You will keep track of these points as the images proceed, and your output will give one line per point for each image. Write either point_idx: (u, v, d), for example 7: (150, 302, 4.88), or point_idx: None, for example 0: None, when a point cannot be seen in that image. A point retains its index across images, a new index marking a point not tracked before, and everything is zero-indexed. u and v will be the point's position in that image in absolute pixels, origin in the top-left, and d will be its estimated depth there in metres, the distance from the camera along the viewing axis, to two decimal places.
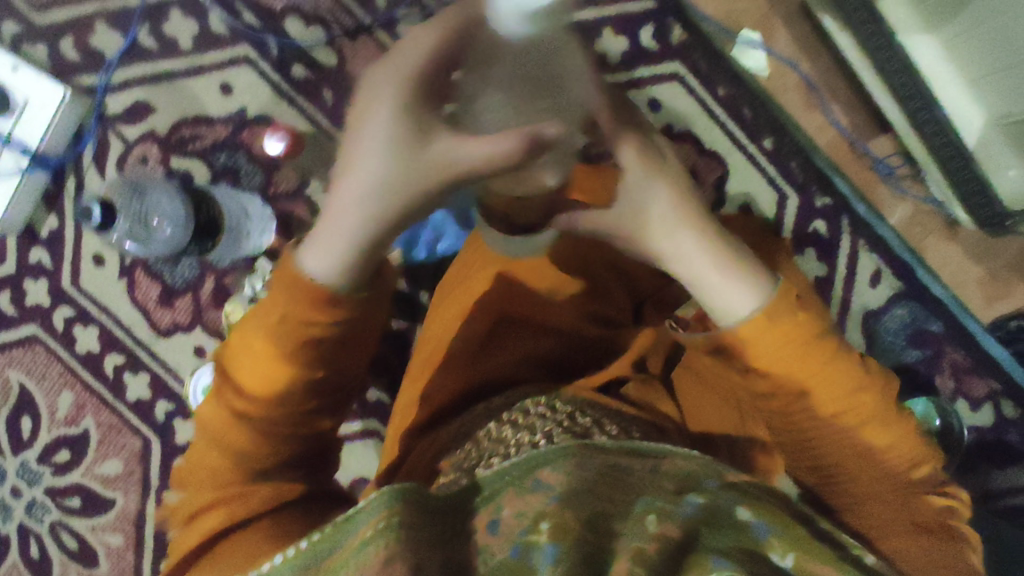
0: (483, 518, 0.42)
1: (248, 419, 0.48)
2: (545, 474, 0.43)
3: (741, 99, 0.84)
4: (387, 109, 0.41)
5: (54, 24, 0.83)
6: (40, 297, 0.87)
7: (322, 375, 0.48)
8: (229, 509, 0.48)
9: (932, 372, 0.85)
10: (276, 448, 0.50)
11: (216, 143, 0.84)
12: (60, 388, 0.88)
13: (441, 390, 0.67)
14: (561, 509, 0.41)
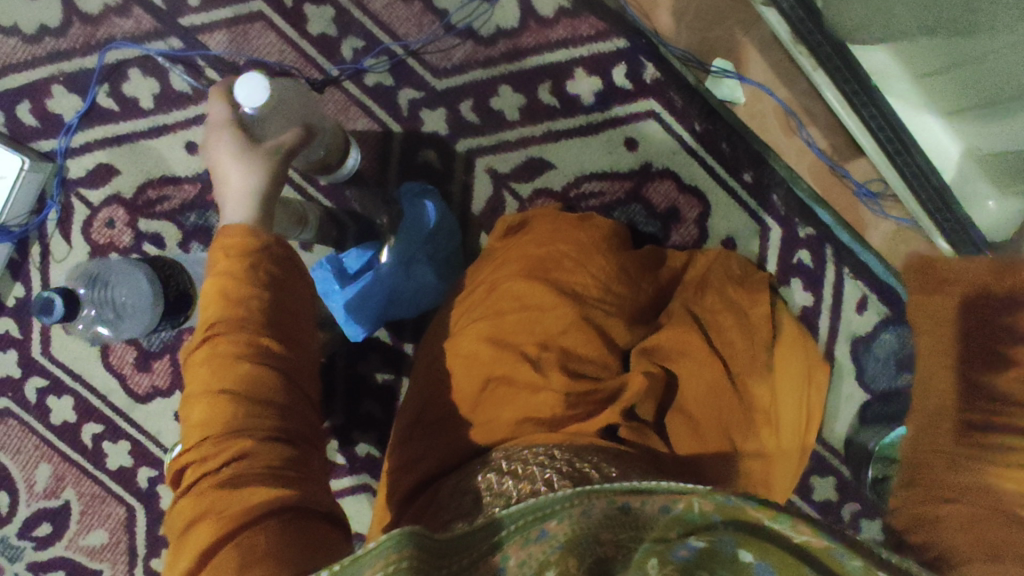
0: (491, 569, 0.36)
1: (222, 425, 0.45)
2: (551, 525, 0.37)
3: (718, 133, 0.83)
4: (220, 133, 0.60)
5: (9, 89, 0.80)
6: (10, 368, 0.84)
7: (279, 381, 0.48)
8: (214, 523, 0.41)
9: None
10: (255, 424, 0.46)
11: (184, 203, 0.82)
12: (37, 461, 0.85)
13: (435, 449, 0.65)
14: (565, 556, 0.36)
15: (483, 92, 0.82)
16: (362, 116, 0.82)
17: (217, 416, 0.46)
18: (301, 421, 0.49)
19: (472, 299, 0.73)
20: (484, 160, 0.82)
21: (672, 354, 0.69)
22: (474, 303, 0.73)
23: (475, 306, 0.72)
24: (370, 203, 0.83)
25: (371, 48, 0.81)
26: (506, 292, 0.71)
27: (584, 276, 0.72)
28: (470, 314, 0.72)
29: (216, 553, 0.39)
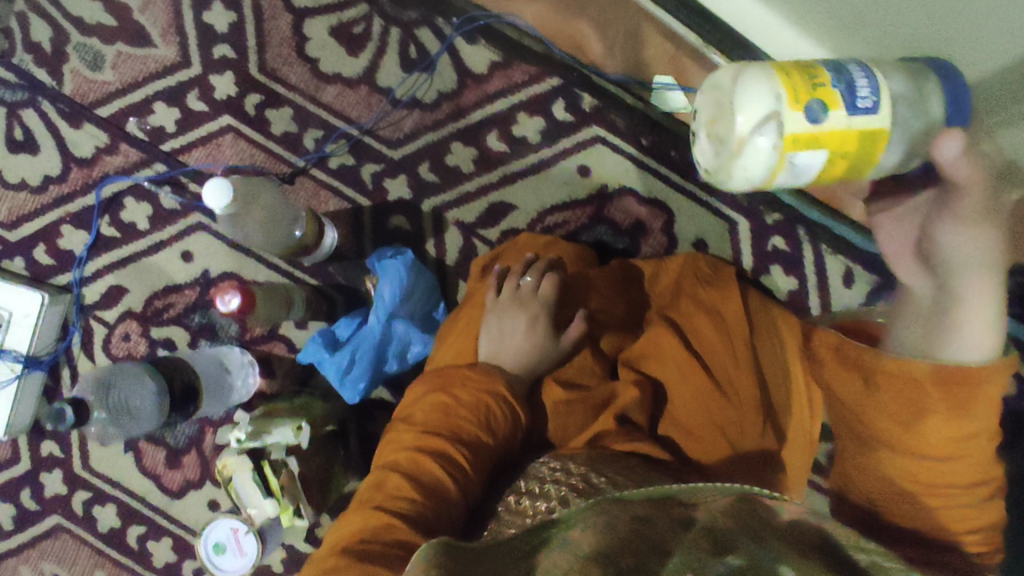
0: (550, 551, 0.37)
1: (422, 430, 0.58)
2: (573, 533, 0.37)
3: (666, 144, 0.85)
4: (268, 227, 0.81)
5: (26, 236, 0.90)
6: (58, 487, 0.92)
7: (440, 414, 0.59)
8: (404, 456, 0.57)
9: None
10: (422, 429, 0.58)
11: (188, 306, 0.89)
12: (93, 568, 0.92)
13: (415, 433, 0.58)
14: (585, 563, 0.34)
15: (437, 153, 0.87)
16: (334, 197, 0.88)
17: (450, 409, 0.59)
18: (442, 421, 0.59)
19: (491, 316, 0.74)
20: (451, 215, 0.87)
21: (700, 338, 0.70)
22: (512, 317, 0.73)
23: (513, 325, 0.72)
24: (353, 274, 0.88)
25: (330, 135, 0.88)
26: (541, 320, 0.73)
27: (627, 316, 0.78)
28: (508, 336, 0.71)
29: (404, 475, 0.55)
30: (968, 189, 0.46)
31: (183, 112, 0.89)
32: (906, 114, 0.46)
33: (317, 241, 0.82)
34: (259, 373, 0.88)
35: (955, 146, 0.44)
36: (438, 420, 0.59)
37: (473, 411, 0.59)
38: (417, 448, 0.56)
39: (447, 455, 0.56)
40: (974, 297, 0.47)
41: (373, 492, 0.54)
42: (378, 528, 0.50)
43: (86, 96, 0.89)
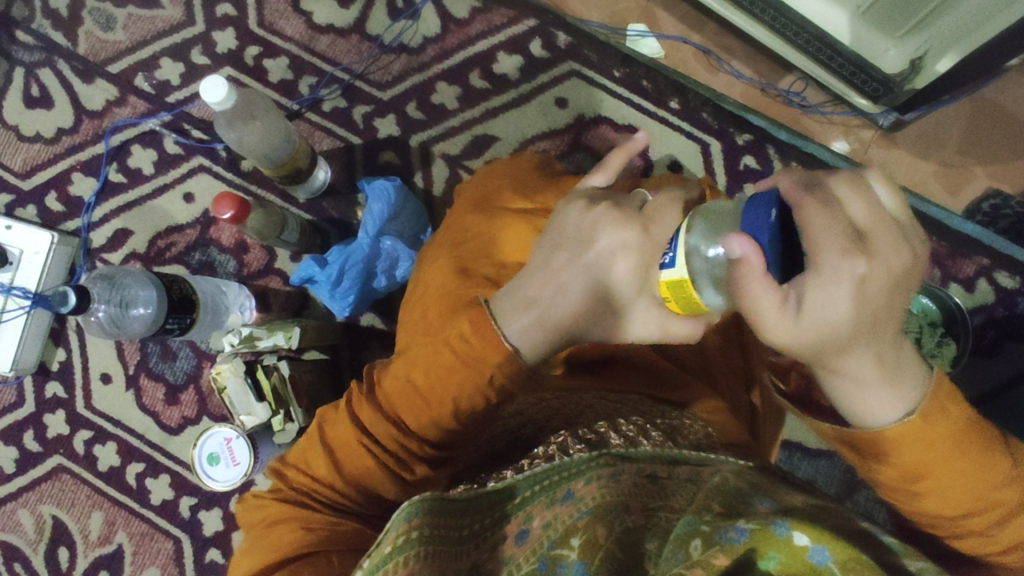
0: (511, 529, 0.44)
1: (410, 392, 0.52)
2: (577, 486, 0.44)
3: (638, 75, 0.91)
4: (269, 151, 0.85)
5: (38, 184, 0.95)
6: (60, 427, 0.93)
7: (436, 380, 0.51)
8: (388, 421, 0.51)
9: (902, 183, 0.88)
10: (413, 400, 0.51)
11: (189, 244, 0.93)
12: (90, 510, 0.92)
13: (405, 391, 0.52)
14: (592, 521, 0.40)
15: (423, 93, 0.93)
16: (327, 137, 0.93)
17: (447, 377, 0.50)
18: (438, 388, 0.51)
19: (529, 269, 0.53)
20: (438, 148, 0.92)
21: None
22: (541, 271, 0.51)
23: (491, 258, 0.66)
24: (346, 208, 0.92)
25: (322, 81, 0.94)
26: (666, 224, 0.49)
27: None
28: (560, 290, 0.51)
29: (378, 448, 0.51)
30: (819, 281, 0.37)
31: (187, 66, 0.96)
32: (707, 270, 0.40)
33: (309, 169, 0.87)
34: (254, 307, 0.91)
35: (740, 253, 0.35)
36: (431, 384, 0.51)
37: (456, 394, 0.51)
38: (377, 423, 0.51)
39: (405, 445, 0.51)
40: (850, 376, 0.40)
41: (322, 459, 0.51)
42: (316, 523, 0.48)
43: (99, 54, 0.96)
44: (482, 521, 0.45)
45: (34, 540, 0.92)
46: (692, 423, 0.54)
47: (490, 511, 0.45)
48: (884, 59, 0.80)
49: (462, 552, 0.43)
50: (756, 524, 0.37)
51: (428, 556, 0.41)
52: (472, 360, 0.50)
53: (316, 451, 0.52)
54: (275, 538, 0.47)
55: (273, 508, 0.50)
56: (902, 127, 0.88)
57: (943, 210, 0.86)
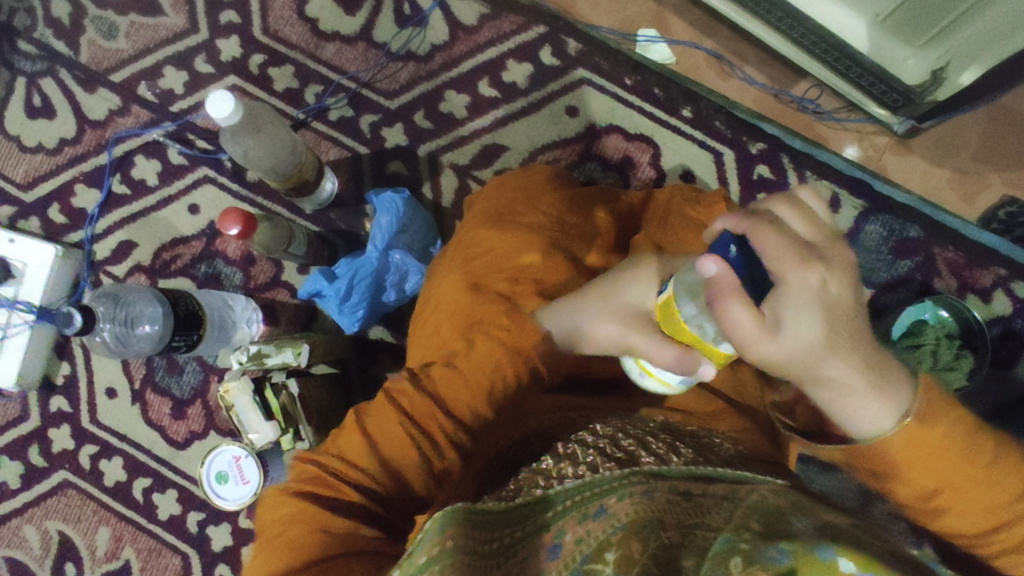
0: (545, 541, 0.42)
1: (459, 376, 0.56)
2: (610, 502, 0.42)
3: (649, 82, 0.90)
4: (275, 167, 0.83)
5: (40, 196, 0.94)
6: (65, 442, 0.92)
7: (484, 363, 0.56)
8: (434, 408, 0.55)
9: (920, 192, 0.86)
10: (460, 386, 0.56)
11: (194, 257, 0.91)
12: (97, 525, 0.91)
13: (451, 382, 0.56)
14: (626, 537, 0.38)
15: (431, 101, 0.91)
16: (333, 146, 0.92)
17: (493, 360, 0.57)
18: (485, 370, 0.56)
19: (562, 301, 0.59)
20: (446, 158, 0.91)
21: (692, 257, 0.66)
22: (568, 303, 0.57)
23: (500, 259, 0.65)
24: (353, 219, 0.91)
25: (328, 89, 0.92)
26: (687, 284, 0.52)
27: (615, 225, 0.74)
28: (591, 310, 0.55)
29: (420, 438, 0.53)
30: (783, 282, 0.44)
31: (191, 75, 0.94)
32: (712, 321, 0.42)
33: (316, 181, 0.85)
34: (261, 320, 0.89)
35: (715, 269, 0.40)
36: (478, 368, 0.56)
37: (496, 374, 0.56)
38: (416, 406, 0.55)
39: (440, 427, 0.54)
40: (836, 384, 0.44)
41: (359, 444, 0.53)
42: (330, 525, 0.47)
43: (101, 63, 0.95)
44: (513, 534, 0.43)
45: (41, 556, 0.91)
46: (722, 442, 0.52)
47: (520, 523, 0.43)
48: (903, 68, 0.78)
49: (495, 564, 0.40)
50: (798, 547, 0.35)
51: (458, 568, 0.39)
52: (512, 350, 0.57)
53: (352, 444, 0.53)
54: (290, 538, 0.47)
55: (299, 499, 0.49)
56: (917, 134, 0.86)
57: (959, 219, 0.85)
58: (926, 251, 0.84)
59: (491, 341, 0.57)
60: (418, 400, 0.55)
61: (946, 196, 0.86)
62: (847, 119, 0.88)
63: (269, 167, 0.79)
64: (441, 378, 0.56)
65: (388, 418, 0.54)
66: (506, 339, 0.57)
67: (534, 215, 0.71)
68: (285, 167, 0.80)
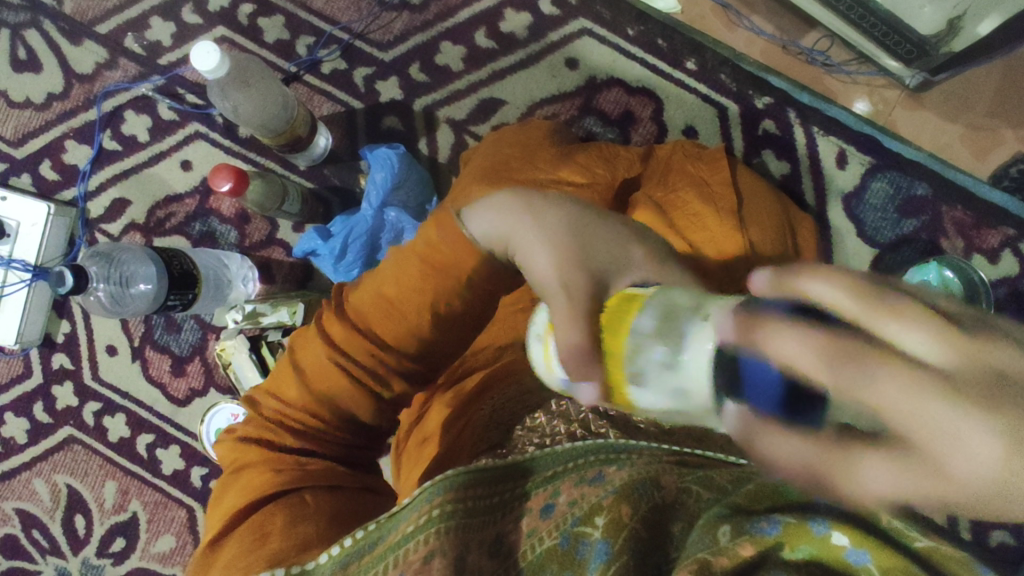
0: (536, 501, 0.45)
1: (385, 301, 0.47)
2: (608, 470, 0.44)
3: (653, 32, 0.86)
4: None
5: (31, 152, 0.92)
6: (69, 399, 0.93)
7: (417, 295, 0.46)
8: (361, 346, 0.48)
9: (930, 148, 0.83)
10: (389, 320, 0.47)
11: (188, 215, 0.90)
12: (104, 479, 0.92)
13: (378, 317, 0.47)
14: (617, 500, 0.41)
15: (427, 53, 0.88)
16: (327, 101, 0.89)
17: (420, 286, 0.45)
18: (415, 296, 0.46)
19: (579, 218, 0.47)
20: (443, 112, 0.88)
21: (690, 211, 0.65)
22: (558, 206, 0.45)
23: None
24: (349, 176, 0.89)
25: (320, 40, 0.89)
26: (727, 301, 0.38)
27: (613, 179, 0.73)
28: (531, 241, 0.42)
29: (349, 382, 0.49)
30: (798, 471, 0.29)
31: (179, 26, 0.91)
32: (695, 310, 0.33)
33: (309, 137, 0.83)
34: (257, 279, 0.89)
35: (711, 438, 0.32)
36: (410, 295, 0.46)
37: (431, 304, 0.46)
38: (343, 342, 0.48)
39: (382, 362, 0.48)
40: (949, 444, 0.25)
41: (291, 384, 0.50)
42: (287, 465, 0.48)
43: (85, 13, 0.92)
44: (509, 492, 0.45)
45: (50, 508, 0.93)
46: None
47: (513, 483, 0.45)
48: (918, 17, 0.73)
49: (488, 522, 0.43)
50: (792, 519, 0.37)
51: (449, 532, 0.40)
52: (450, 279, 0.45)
53: (288, 381, 0.51)
54: (250, 481, 0.48)
55: (244, 451, 0.50)
56: (929, 87, 0.83)
57: (969, 176, 0.82)
58: (932, 210, 0.83)
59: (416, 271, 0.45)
60: (339, 343, 0.48)
61: (957, 151, 0.83)
62: (858, 70, 0.84)
63: (261, 124, 0.78)
64: (367, 305, 0.47)
65: (313, 361, 0.49)
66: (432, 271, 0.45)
67: (529, 168, 0.70)
68: (276, 123, 0.78)
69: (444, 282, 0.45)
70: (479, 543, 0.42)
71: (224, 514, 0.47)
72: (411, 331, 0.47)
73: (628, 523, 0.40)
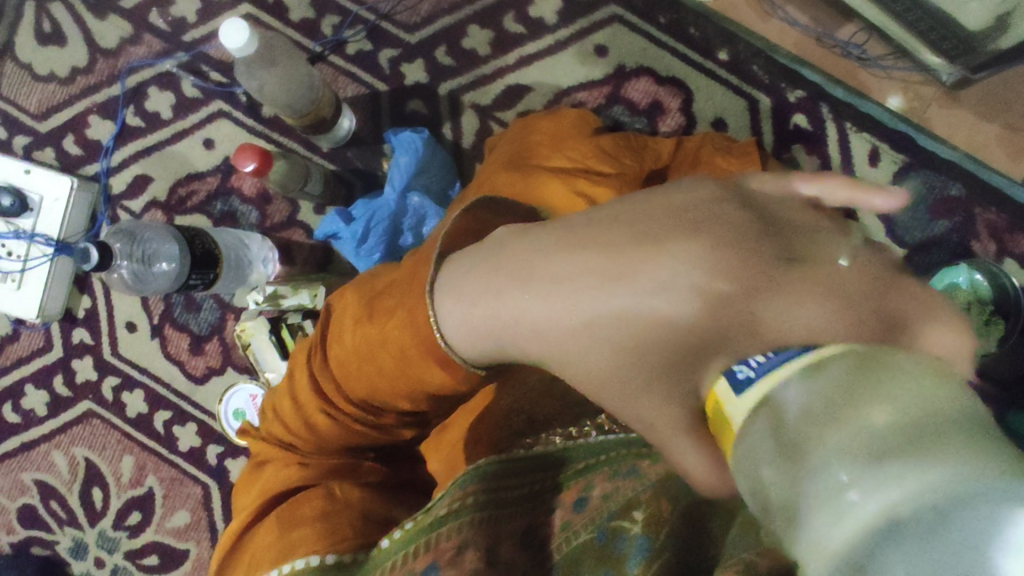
0: (568, 494, 0.45)
1: (370, 361, 0.44)
2: (642, 462, 0.44)
3: (684, 21, 0.85)
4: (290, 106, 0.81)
5: (55, 126, 0.92)
6: (88, 373, 0.94)
7: (396, 363, 0.43)
8: (351, 395, 0.46)
9: (965, 148, 0.81)
10: (371, 381, 0.45)
11: (210, 194, 0.90)
12: (121, 454, 0.93)
13: (363, 374, 0.45)
14: (655, 496, 0.42)
15: (454, 36, 0.87)
16: (351, 82, 0.88)
17: (401, 353, 0.42)
18: (394, 367, 0.43)
19: (593, 224, 0.38)
20: (468, 97, 0.87)
21: None
22: (568, 258, 0.37)
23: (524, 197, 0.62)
24: (371, 159, 0.89)
25: (346, 21, 0.88)
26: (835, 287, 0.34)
27: (643, 171, 0.71)
28: (547, 331, 0.37)
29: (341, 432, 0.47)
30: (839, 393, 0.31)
31: (204, 3, 0.90)
32: (902, 402, 0.25)
33: (333, 119, 0.83)
34: (277, 260, 0.89)
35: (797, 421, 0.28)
36: (389, 361, 0.43)
37: (410, 379, 0.43)
38: (335, 387, 0.47)
39: (376, 414, 0.47)
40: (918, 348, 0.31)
41: (288, 416, 0.49)
42: (308, 459, 0.48)
43: None
44: (541, 483, 0.46)
45: (68, 480, 0.94)
46: None
47: (543, 476, 0.46)
48: (964, 12, 0.71)
49: (520, 513, 0.44)
50: None
51: (481, 522, 0.42)
52: (424, 359, 0.41)
53: (287, 413, 0.49)
54: (274, 475, 0.48)
55: (267, 447, 0.51)
56: (967, 85, 0.81)
57: (1006, 177, 0.80)
58: (964, 212, 0.81)
59: (393, 342, 0.42)
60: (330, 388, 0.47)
61: (995, 152, 0.81)
62: (895, 65, 0.82)
63: (285, 104, 0.77)
64: (352, 356, 0.45)
65: (307, 407, 0.48)
66: (408, 345, 0.42)
67: (555, 157, 0.69)
68: (301, 103, 0.77)
69: (423, 357, 0.42)
70: (511, 534, 0.43)
71: (258, 496, 0.48)
72: (394, 393, 0.45)
73: (671, 520, 0.41)
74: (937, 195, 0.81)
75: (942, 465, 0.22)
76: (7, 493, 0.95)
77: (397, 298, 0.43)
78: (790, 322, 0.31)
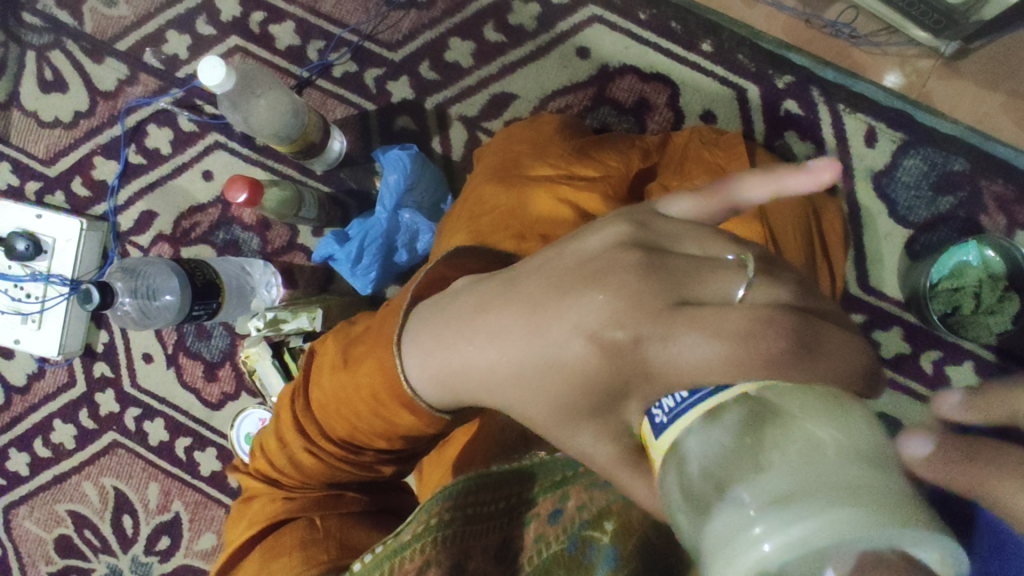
0: (543, 506, 0.47)
1: (357, 400, 0.46)
2: None
3: (665, 15, 0.84)
4: None
5: (64, 170, 0.96)
6: (111, 406, 0.97)
7: (380, 405, 0.45)
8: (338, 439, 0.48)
9: (968, 120, 0.79)
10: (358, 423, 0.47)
11: (212, 224, 0.92)
12: (147, 481, 0.96)
13: (349, 417, 0.47)
14: (623, 506, 0.45)
15: (436, 51, 0.88)
16: (340, 104, 0.89)
17: (383, 397, 0.44)
18: (378, 411, 0.45)
19: (519, 278, 0.38)
20: (455, 110, 0.88)
21: None
22: (490, 316, 0.38)
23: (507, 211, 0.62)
24: (364, 178, 0.90)
25: (330, 44, 0.89)
26: (736, 320, 0.30)
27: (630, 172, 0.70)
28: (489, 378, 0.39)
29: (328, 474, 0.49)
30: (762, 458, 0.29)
31: (194, 38, 0.93)
32: (794, 474, 0.25)
33: (323, 142, 0.84)
34: (280, 283, 0.91)
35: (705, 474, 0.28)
36: (373, 403, 0.45)
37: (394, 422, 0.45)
38: (319, 431, 0.48)
39: (362, 455, 0.49)
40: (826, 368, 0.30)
41: (275, 459, 0.51)
42: (294, 493, 0.50)
43: (106, 32, 0.94)
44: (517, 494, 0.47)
45: (100, 509, 0.98)
46: None
47: (519, 489, 0.47)
48: None
49: (494, 527, 0.45)
50: None
51: (445, 540, 0.43)
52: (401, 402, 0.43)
53: (275, 454, 0.51)
54: (262, 509, 0.50)
55: (254, 483, 0.52)
56: (966, 54, 0.78)
57: (1011, 147, 0.77)
58: (970, 187, 0.78)
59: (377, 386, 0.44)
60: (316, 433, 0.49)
61: (1000, 122, 0.78)
62: (888, 41, 0.80)
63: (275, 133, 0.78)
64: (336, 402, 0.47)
65: (293, 449, 0.49)
66: (388, 390, 0.44)
67: (538, 167, 0.68)
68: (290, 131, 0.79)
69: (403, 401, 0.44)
70: (484, 550, 0.44)
71: (246, 529, 0.50)
72: (377, 435, 0.46)
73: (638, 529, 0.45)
74: (940, 171, 0.79)
75: (821, 518, 0.23)
76: (45, 524, 0.99)
77: (381, 342, 0.45)
78: (674, 363, 0.31)
